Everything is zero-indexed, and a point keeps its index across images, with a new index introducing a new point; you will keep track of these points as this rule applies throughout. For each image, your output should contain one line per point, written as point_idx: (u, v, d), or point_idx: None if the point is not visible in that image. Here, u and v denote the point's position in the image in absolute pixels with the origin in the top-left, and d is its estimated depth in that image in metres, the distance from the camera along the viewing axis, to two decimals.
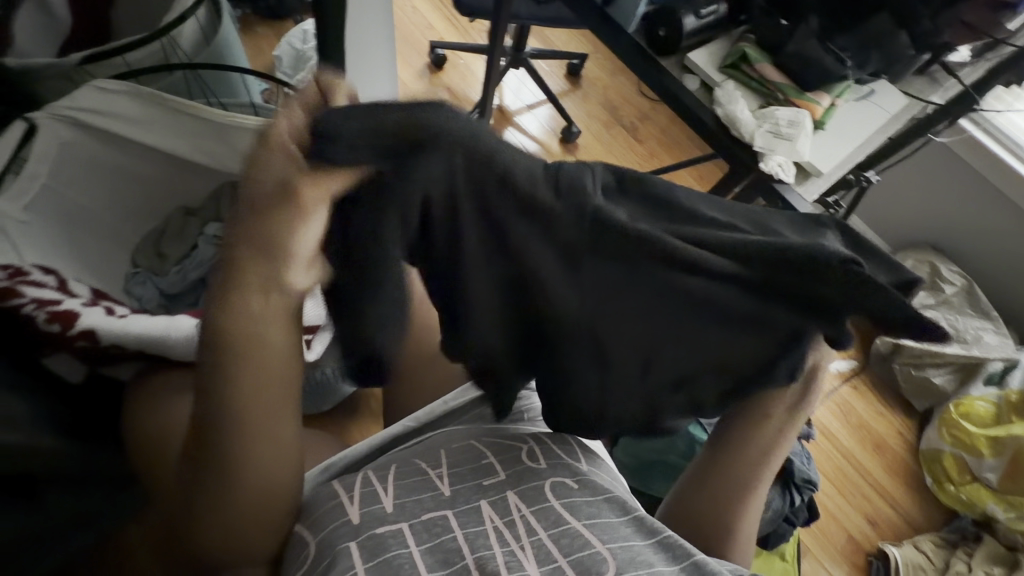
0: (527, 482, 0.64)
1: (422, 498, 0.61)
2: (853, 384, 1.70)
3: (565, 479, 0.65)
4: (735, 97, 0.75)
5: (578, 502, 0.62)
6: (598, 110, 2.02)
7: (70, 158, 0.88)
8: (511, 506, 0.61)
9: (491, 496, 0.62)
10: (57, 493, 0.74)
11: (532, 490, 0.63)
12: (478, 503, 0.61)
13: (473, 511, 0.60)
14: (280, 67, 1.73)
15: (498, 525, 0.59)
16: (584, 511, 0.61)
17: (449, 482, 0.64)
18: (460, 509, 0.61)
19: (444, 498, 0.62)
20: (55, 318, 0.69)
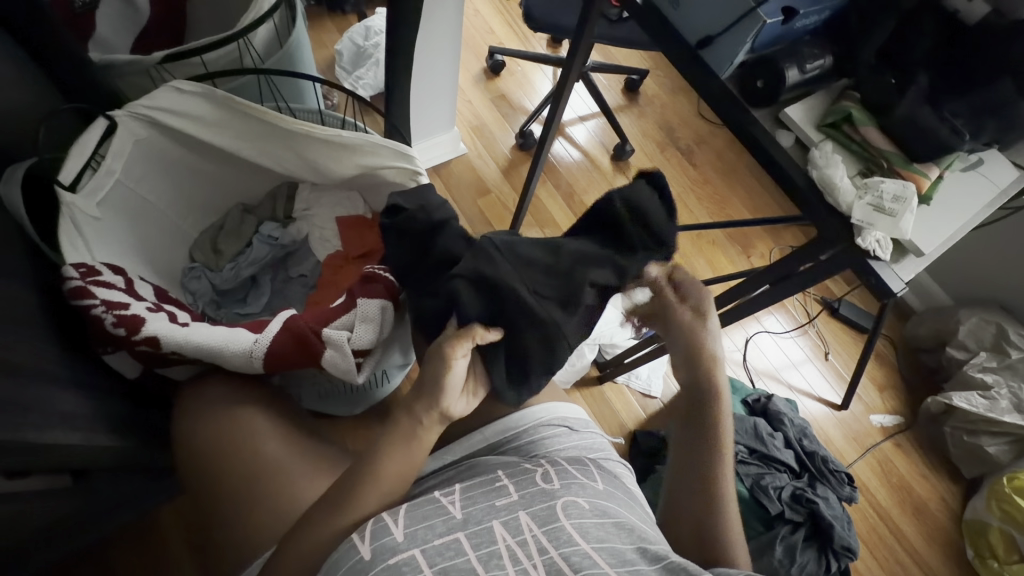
0: (538, 504, 0.60)
1: (434, 523, 0.57)
2: (896, 441, 1.62)
3: (577, 499, 0.61)
4: (833, 161, 0.67)
5: (587, 524, 0.58)
6: (654, 129, 1.97)
7: (141, 155, 0.89)
8: (522, 527, 0.57)
9: (503, 517, 0.58)
10: (107, 485, 0.76)
11: (544, 510, 0.59)
12: (490, 524, 0.57)
13: (485, 533, 0.57)
14: (339, 62, 1.73)
15: (510, 546, 0.55)
16: (592, 533, 0.57)
17: (461, 505, 0.60)
18: (472, 531, 0.57)
19: (456, 521, 0.58)
20: (121, 322, 0.70)
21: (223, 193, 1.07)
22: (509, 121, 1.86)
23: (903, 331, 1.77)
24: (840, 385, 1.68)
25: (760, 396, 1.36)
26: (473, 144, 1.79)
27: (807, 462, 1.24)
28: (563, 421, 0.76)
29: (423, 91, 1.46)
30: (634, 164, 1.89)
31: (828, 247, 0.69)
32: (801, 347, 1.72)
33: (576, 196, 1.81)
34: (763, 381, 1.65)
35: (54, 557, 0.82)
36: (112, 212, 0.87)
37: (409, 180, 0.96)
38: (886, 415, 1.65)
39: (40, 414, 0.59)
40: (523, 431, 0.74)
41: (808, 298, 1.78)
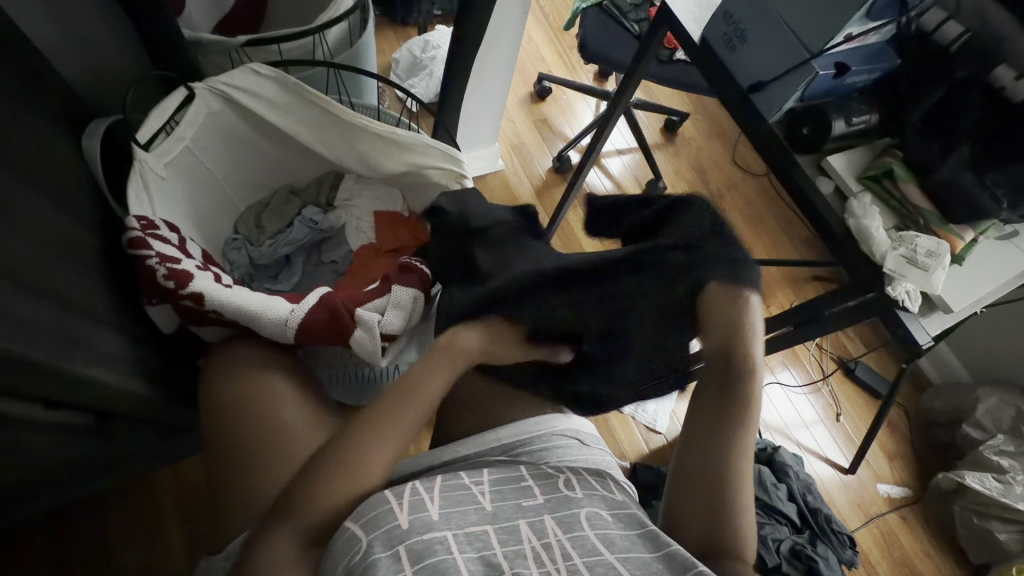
0: (563, 510, 0.61)
1: (467, 511, 0.59)
2: (901, 514, 1.58)
3: (600, 510, 0.63)
4: (871, 212, 0.70)
5: (612, 535, 0.59)
6: (687, 169, 2.01)
7: (210, 128, 0.95)
8: (548, 531, 0.58)
9: (530, 518, 0.60)
10: (130, 433, 0.80)
11: (568, 517, 0.60)
12: (518, 523, 0.59)
13: (513, 531, 0.58)
14: (395, 69, 1.82)
15: (535, 547, 0.56)
16: (616, 544, 0.58)
17: (491, 498, 0.62)
18: (501, 526, 0.58)
19: (485, 512, 0.59)
20: (173, 275, 0.74)
21: (275, 174, 1.13)
22: (548, 144, 1.92)
23: (918, 402, 1.75)
24: (849, 448, 1.65)
25: (766, 445, 1.35)
26: (512, 163, 1.85)
27: (809, 518, 1.22)
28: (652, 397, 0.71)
29: (473, 105, 1.52)
30: None
31: (858, 296, 0.71)
32: (812, 404, 1.70)
33: None
34: (769, 433, 1.63)
35: (62, 500, 0.84)
36: (177, 174, 0.93)
37: (453, 182, 1.00)
38: (893, 485, 1.61)
39: (87, 351, 0.62)
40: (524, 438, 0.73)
41: (824, 355, 1.78)
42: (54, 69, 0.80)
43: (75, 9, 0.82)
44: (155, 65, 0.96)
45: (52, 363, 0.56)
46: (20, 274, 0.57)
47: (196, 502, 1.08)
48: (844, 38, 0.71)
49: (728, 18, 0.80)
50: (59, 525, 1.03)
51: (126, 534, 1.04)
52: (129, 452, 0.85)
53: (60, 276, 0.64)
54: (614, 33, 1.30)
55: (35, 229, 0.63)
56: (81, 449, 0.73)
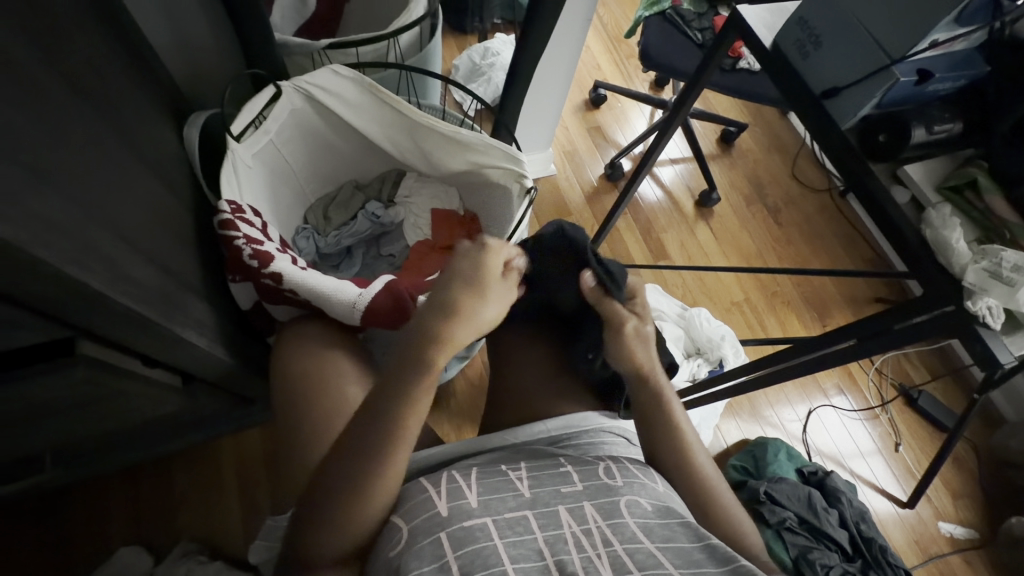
0: (602, 497, 0.62)
1: (506, 497, 0.61)
2: (965, 557, 1.47)
3: (641, 499, 0.63)
4: (952, 223, 0.67)
5: (651, 524, 0.60)
6: (743, 182, 1.97)
7: (291, 125, 1.03)
8: (588, 517, 0.60)
9: (569, 504, 0.61)
10: (207, 399, 0.86)
11: (607, 504, 0.61)
12: (556, 509, 0.61)
13: (552, 516, 0.60)
14: (455, 75, 1.88)
15: (575, 533, 0.58)
16: (656, 532, 0.59)
17: (529, 485, 0.64)
18: (540, 512, 0.60)
19: (524, 499, 0.62)
20: (256, 255, 0.81)
21: (344, 169, 1.20)
22: (601, 151, 1.93)
23: (989, 439, 1.64)
24: (908, 481, 1.55)
25: (817, 468, 1.30)
26: (564, 169, 1.87)
27: (862, 548, 1.16)
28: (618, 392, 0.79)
29: (531, 111, 1.56)
30: (717, 213, 1.90)
31: (933, 309, 0.68)
32: (869, 431, 1.61)
33: (654, 233, 1.83)
34: (820, 457, 1.56)
35: (139, 456, 0.92)
36: (261, 165, 1.01)
37: (512, 182, 1.04)
38: (957, 525, 1.50)
39: (181, 314, 0.69)
40: (571, 433, 0.75)
41: (884, 381, 1.69)
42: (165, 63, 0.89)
43: (186, 11, 0.92)
44: (248, 64, 1.06)
45: (157, 320, 0.62)
46: (133, 239, 0.64)
47: (252, 474, 1.15)
48: (929, 44, 0.70)
49: (802, 24, 0.80)
50: (132, 481, 1.12)
51: (188, 497, 1.12)
52: (202, 416, 0.92)
53: (162, 245, 0.71)
54: (678, 41, 1.31)
55: (144, 202, 0.70)
56: (165, 406, 0.80)
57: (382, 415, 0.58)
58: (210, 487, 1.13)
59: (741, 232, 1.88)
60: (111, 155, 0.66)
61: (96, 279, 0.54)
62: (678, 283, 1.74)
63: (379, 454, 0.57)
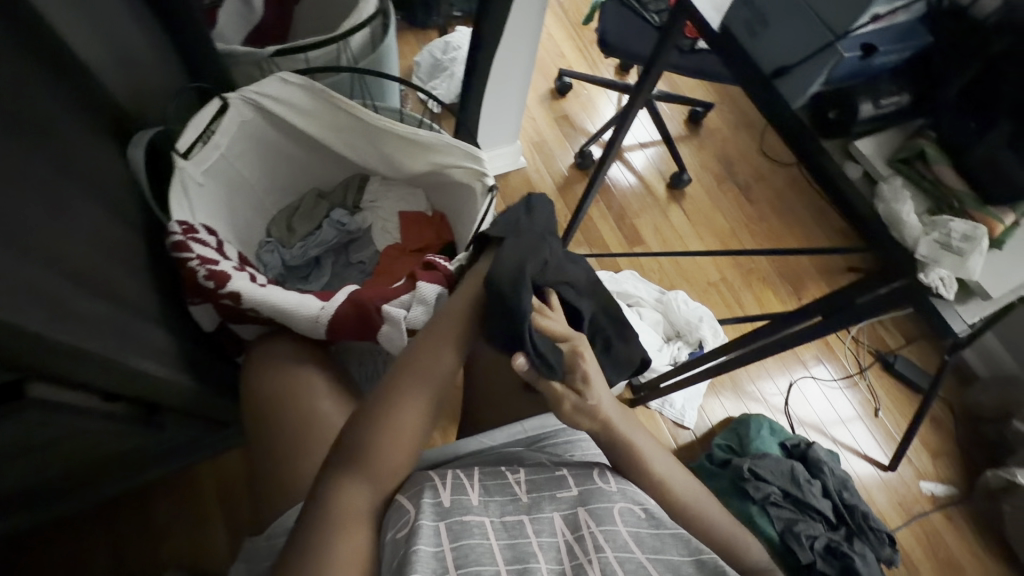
0: (595, 502, 0.61)
1: (503, 502, 0.61)
2: (947, 513, 1.51)
3: (633, 506, 0.61)
4: (902, 196, 0.68)
5: (643, 534, 0.58)
6: (713, 161, 1.98)
7: (243, 137, 1.00)
8: (581, 523, 0.58)
9: (563, 511, 0.60)
10: (173, 427, 0.84)
11: (601, 509, 0.60)
12: (551, 516, 0.60)
13: (546, 522, 0.59)
14: (417, 72, 1.85)
15: (568, 541, 0.57)
16: (647, 543, 0.57)
17: (527, 490, 0.63)
18: (535, 517, 0.59)
19: (520, 504, 0.61)
20: (212, 276, 0.78)
21: (304, 178, 1.17)
22: (569, 141, 1.92)
23: (963, 396, 1.68)
24: (889, 444, 1.59)
25: (799, 441, 1.32)
26: (534, 161, 1.86)
27: (845, 515, 1.19)
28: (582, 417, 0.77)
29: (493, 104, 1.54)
30: (689, 194, 1.90)
31: (891, 283, 0.69)
32: (848, 399, 1.65)
33: (628, 219, 1.83)
34: (803, 428, 1.58)
35: (111, 489, 0.90)
36: (215, 181, 0.98)
37: (475, 181, 1.02)
38: (937, 483, 1.55)
39: (137, 345, 0.66)
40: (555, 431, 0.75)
41: (861, 349, 1.72)
42: (105, 82, 0.85)
43: (123, 27, 0.88)
44: (194, 78, 1.02)
45: (109, 355, 0.60)
46: (77, 270, 0.62)
47: (236, 495, 1.14)
48: (871, 17, 0.72)
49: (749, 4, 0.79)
50: (111, 514, 1.10)
51: (171, 525, 1.10)
52: (174, 443, 0.90)
53: (115, 274, 0.69)
54: (635, 25, 1.30)
55: (89, 231, 0.68)
56: (131, 439, 0.78)
57: (394, 381, 0.65)
58: (194, 512, 1.12)
59: (714, 212, 1.89)
60: (49, 185, 0.64)
61: (36, 319, 0.52)
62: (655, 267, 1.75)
63: (390, 412, 0.62)
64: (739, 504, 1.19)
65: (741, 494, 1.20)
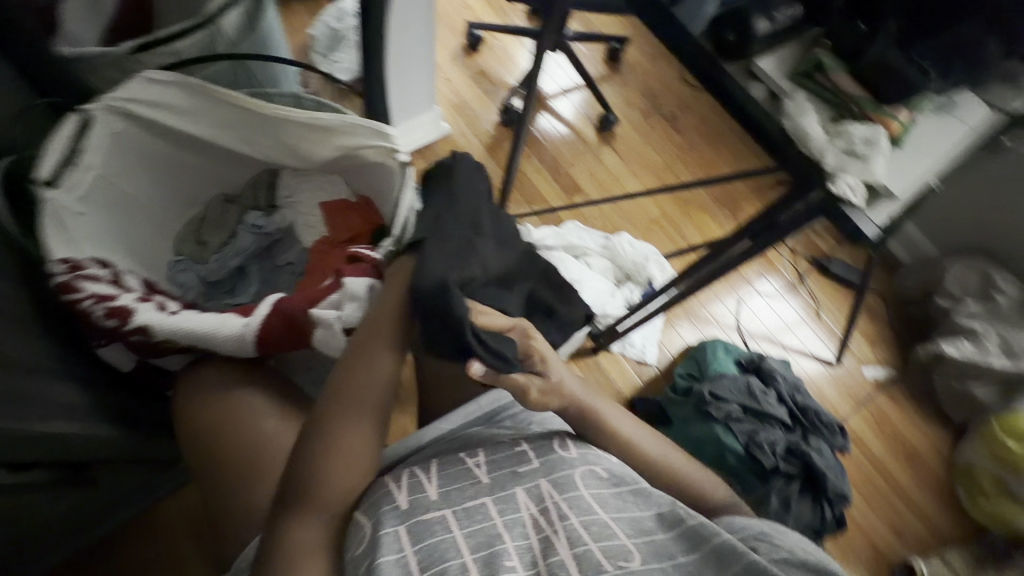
0: (558, 471, 0.61)
1: (464, 487, 0.60)
2: (888, 393, 1.66)
3: (594, 469, 0.63)
4: (805, 110, 0.69)
5: (605, 495, 0.60)
6: (638, 97, 1.96)
7: (117, 150, 0.89)
8: (545, 494, 0.59)
9: (526, 484, 0.60)
10: (105, 479, 0.78)
11: (563, 477, 0.61)
12: (513, 491, 0.60)
13: (510, 499, 0.59)
14: (314, 46, 1.70)
15: (533, 514, 0.57)
16: (611, 504, 0.59)
17: (487, 470, 0.63)
18: (498, 496, 0.59)
19: (483, 485, 0.60)
20: (111, 313, 0.73)
21: (204, 184, 1.07)
22: (491, 98, 1.84)
23: (891, 285, 1.82)
24: (832, 342, 1.71)
25: (752, 356, 1.39)
26: (457, 124, 1.78)
27: (800, 417, 1.28)
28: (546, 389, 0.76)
29: (400, 70, 1.44)
30: (619, 135, 1.89)
31: (804, 197, 0.71)
32: (792, 307, 1.74)
33: (563, 170, 1.80)
34: (756, 343, 1.67)
35: (58, 554, 0.84)
36: (95, 205, 0.88)
37: (388, 160, 0.95)
38: (877, 368, 1.69)
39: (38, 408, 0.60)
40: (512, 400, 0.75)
41: (799, 258, 1.81)
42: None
43: None
44: (43, 93, 0.89)
45: None
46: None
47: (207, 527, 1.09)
48: None
49: None
50: None
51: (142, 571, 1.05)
52: (117, 493, 0.83)
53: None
54: None
55: None
56: (60, 502, 0.71)
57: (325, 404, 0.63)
58: (165, 554, 1.07)
59: (646, 148, 1.88)
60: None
61: None
62: (597, 213, 1.75)
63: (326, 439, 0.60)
64: (705, 426, 1.25)
65: (705, 417, 1.26)
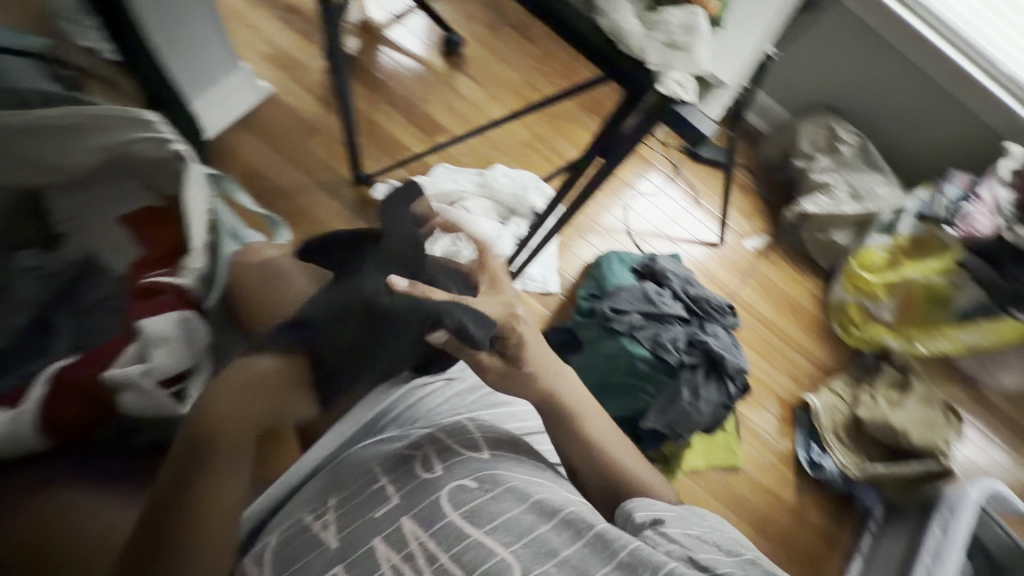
0: (421, 502, 0.56)
1: (311, 561, 0.54)
2: (769, 258, 1.79)
3: (464, 480, 0.58)
4: (617, 5, 0.64)
5: (475, 507, 0.55)
6: (480, 10, 1.78)
7: None
8: (407, 538, 0.53)
9: (385, 530, 0.55)
10: None
11: (426, 508, 0.55)
12: (371, 545, 0.54)
13: (367, 557, 0.53)
14: None
15: (395, 564, 0.52)
16: (484, 513, 0.55)
17: (337, 528, 0.56)
18: (352, 558, 0.53)
19: (333, 552, 0.54)
20: None
21: None
22: (313, 43, 1.61)
23: (757, 156, 1.91)
24: (715, 223, 1.78)
25: (645, 260, 1.42)
26: (282, 81, 1.55)
27: (694, 307, 1.34)
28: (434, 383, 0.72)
29: (170, 23, 1.18)
30: (469, 56, 1.71)
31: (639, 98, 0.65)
32: (674, 199, 1.78)
33: (417, 109, 1.62)
34: (648, 243, 1.69)
35: None
36: None
37: (163, 156, 0.77)
38: (757, 238, 1.80)
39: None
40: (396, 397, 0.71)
41: (672, 150, 1.83)
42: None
43: None
44: None
45: None
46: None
47: None
48: None
49: None
50: None
51: None
52: None
53: None
54: None
55: None
56: None
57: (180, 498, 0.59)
58: None
59: (502, 66, 1.74)
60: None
61: None
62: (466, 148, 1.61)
63: None
64: (614, 342, 1.26)
65: (611, 333, 1.27)
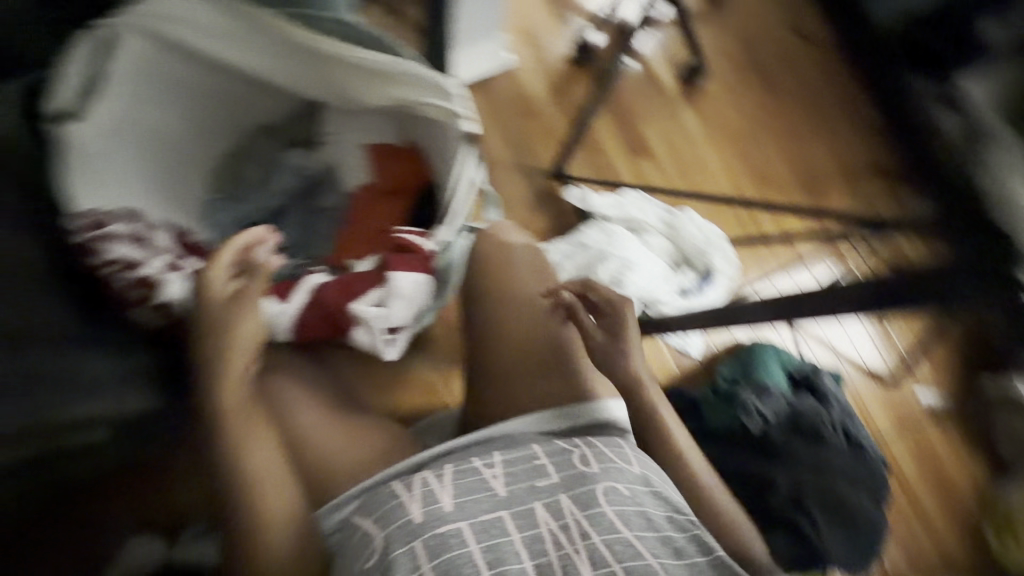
0: (580, 487, 0.67)
1: (480, 499, 0.65)
2: (938, 421, 1.54)
3: (618, 483, 0.68)
4: None
5: (629, 510, 0.66)
6: (733, 46, 1.68)
7: (145, 71, 0.89)
8: (565, 511, 0.65)
9: (545, 499, 0.66)
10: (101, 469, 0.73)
11: (584, 493, 0.67)
12: (532, 505, 0.65)
13: (529, 514, 0.64)
14: None
15: (553, 530, 0.63)
16: (633, 520, 0.65)
17: (504, 483, 0.68)
18: (515, 511, 0.65)
19: (500, 499, 0.66)
20: (141, 284, 0.77)
21: (240, 114, 1.03)
22: (560, 23, 1.62)
23: None
24: (891, 355, 1.58)
25: (804, 369, 1.34)
26: (523, 57, 1.56)
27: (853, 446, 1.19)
28: (588, 393, 0.82)
29: None
30: (706, 90, 1.63)
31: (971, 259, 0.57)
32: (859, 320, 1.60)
33: (632, 122, 1.57)
34: (807, 347, 1.54)
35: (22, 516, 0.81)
36: None
37: (446, 120, 0.86)
38: (935, 395, 1.57)
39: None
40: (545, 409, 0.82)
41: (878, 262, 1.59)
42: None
43: None
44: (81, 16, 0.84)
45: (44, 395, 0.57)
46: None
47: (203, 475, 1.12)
48: None
49: None
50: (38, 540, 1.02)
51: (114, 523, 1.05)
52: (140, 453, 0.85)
53: None
54: None
55: None
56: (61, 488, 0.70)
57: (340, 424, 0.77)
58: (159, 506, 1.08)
59: (733, 108, 1.64)
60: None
61: None
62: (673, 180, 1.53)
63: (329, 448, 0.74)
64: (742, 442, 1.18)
65: (744, 430, 1.19)
